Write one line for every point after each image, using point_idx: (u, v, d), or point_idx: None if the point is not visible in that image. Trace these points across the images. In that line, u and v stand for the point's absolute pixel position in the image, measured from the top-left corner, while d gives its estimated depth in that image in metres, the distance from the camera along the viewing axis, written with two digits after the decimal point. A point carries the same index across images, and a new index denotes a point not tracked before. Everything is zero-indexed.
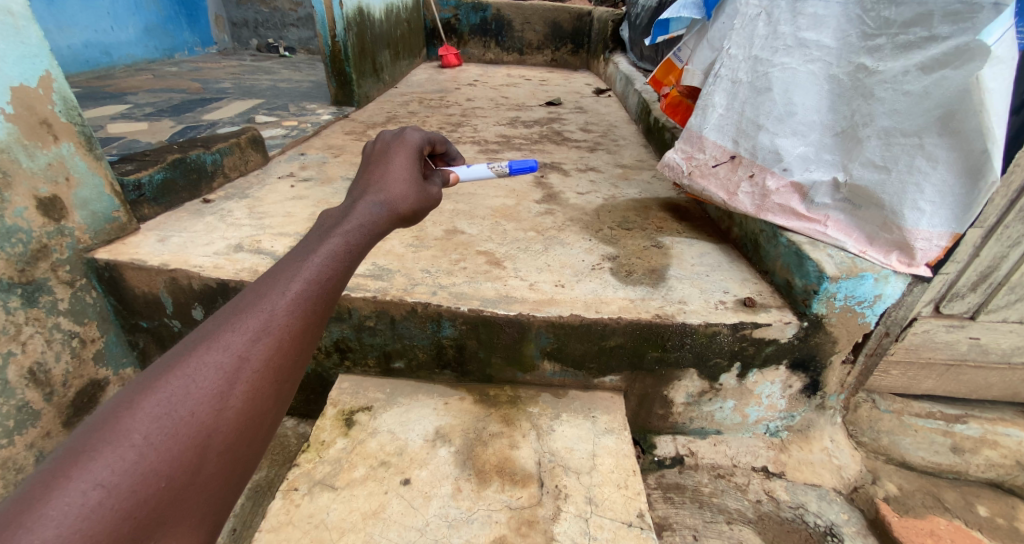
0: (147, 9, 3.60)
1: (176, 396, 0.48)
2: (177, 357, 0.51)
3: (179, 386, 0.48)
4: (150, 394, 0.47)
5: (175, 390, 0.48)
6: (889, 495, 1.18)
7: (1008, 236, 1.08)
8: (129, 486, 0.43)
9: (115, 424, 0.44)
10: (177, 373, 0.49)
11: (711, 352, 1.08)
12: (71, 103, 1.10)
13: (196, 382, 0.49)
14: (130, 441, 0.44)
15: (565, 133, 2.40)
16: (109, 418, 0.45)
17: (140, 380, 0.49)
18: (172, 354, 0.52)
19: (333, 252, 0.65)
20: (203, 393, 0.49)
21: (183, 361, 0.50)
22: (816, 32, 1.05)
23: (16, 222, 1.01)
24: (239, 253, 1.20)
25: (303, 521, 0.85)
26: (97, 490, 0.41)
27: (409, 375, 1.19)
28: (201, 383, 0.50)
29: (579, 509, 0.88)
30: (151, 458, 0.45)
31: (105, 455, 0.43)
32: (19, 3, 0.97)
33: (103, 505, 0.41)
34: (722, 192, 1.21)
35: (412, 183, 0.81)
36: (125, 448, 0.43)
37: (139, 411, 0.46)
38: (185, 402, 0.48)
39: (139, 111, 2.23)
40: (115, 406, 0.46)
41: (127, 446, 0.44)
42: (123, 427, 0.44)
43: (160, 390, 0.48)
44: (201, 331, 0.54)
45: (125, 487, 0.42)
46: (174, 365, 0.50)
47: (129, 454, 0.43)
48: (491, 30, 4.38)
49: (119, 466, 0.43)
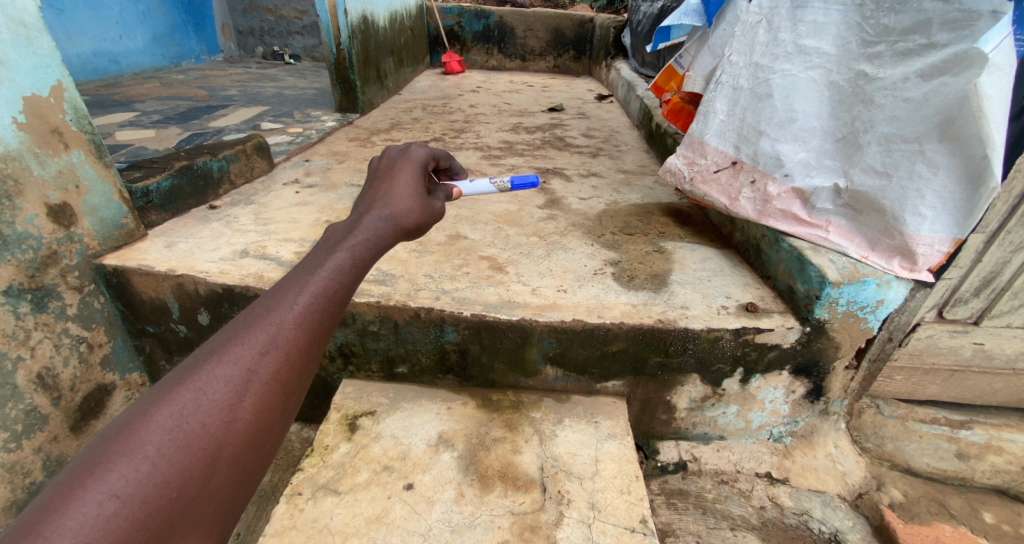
0: (155, 17, 3.65)
1: (188, 408, 0.49)
2: (188, 371, 0.51)
3: (190, 398, 0.49)
4: (163, 406, 0.48)
5: (186, 402, 0.49)
6: (894, 502, 1.18)
7: (1010, 241, 1.08)
8: (143, 496, 0.43)
9: (130, 436, 0.45)
10: (188, 385, 0.50)
11: (713, 357, 1.09)
12: (82, 111, 1.12)
13: (207, 394, 0.50)
14: (143, 453, 0.45)
15: (568, 139, 2.41)
16: (124, 430, 0.46)
17: (152, 393, 0.50)
18: (182, 368, 0.52)
19: (338, 266, 0.66)
20: (213, 406, 0.50)
21: (194, 374, 0.51)
22: (816, 39, 1.06)
23: (27, 229, 1.03)
24: (244, 258, 1.22)
25: (306, 525, 0.86)
26: (112, 501, 0.42)
27: (412, 379, 1.20)
28: (211, 395, 0.51)
29: (582, 515, 0.88)
30: (164, 470, 0.45)
31: (120, 466, 0.44)
32: (32, 14, 0.99)
33: (117, 515, 0.42)
34: (724, 197, 1.21)
35: (416, 199, 0.82)
36: (138, 459, 0.44)
37: (152, 424, 0.47)
38: (196, 415, 0.49)
39: (147, 118, 2.26)
40: (129, 419, 0.47)
41: (140, 458, 0.45)
42: (137, 438, 0.45)
43: (172, 403, 0.48)
44: (211, 344, 0.55)
45: (138, 498, 0.43)
46: (186, 378, 0.51)
47: (142, 465, 0.44)
48: (494, 37, 4.42)
49: (132, 477, 0.43)
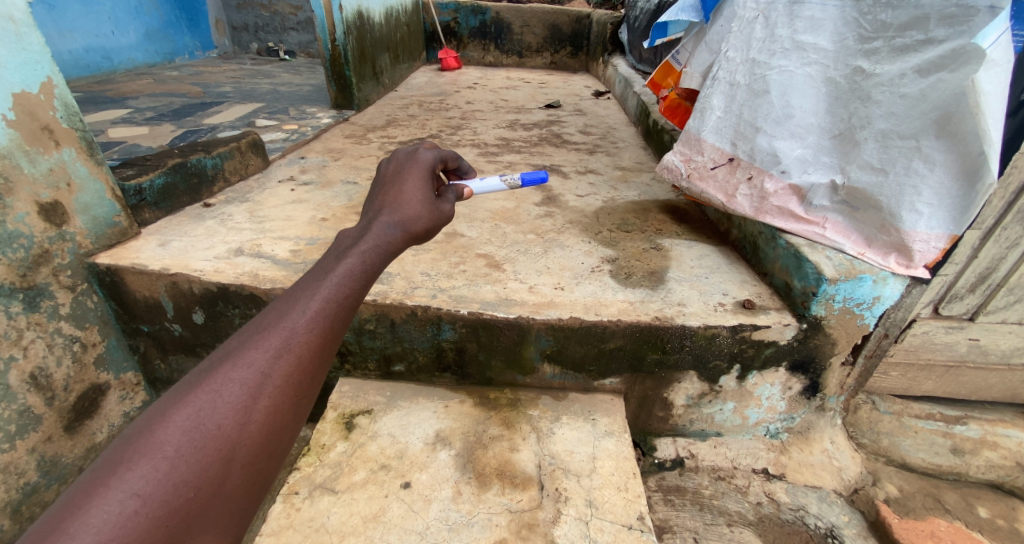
0: (148, 13, 3.61)
1: (204, 410, 0.48)
2: (204, 373, 0.51)
3: (207, 400, 0.49)
4: (181, 408, 0.48)
5: (203, 405, 0.49)
6: (889, 497, 1.19)
7: (1006, 237, 1.09)
8: (162, 495, 0.43)
9: (149, 437, 0.45)
10: (205, 388, 0.50)
11: (710, 354, 1.09)
12: (72, 108, 1.11)
13: (223, 397, 0.50)
14: (162, 453, 0.45)
15: (565, 135, 2.40)
16: (143, 430, 0.46)
17: (169, 395, 0.49)
18: (198, 371, 0.52)
19: (349, 272, 0.65)
20: (229, 408, 0.50)
21: (210, 376, 0.51)
22: (813, 35, 1.05)
23: (17, 227, 1.02)
24: (239, 257, 1.21)
25: (303, 524, 0.86)
26: (133, 500, 0.42)
27: (409, 378, 1.19)
28: (227, 398, 0.50)
29: (580, 512, 0.88)
30: (182, 470, 0.45)
31: (140, 466, 0.43)
32: (21, 9, 0.98)
33: (138, 514, 0.41)
34: (721, 194, 1.21)
35: (424, 203, 0.81)
36: (158, 459, 0.44)
37: (170, 425, 0.46)
38: (213, 416, 0.48)
39: (140, 115, 2.24)
40: (148, 420, 0.47)
41: (159, 458, 0.44)
42: (156, 440, 0.45)
43: (189, 404, 0.48)
44: (226, 348, 0.55)
45: (158, 497, 0.43)
46: (202, 380, 0.50)
47: (161, 465, 0.44)
48: (491, 33, 4.39)
49: (152, 476, 0.43)
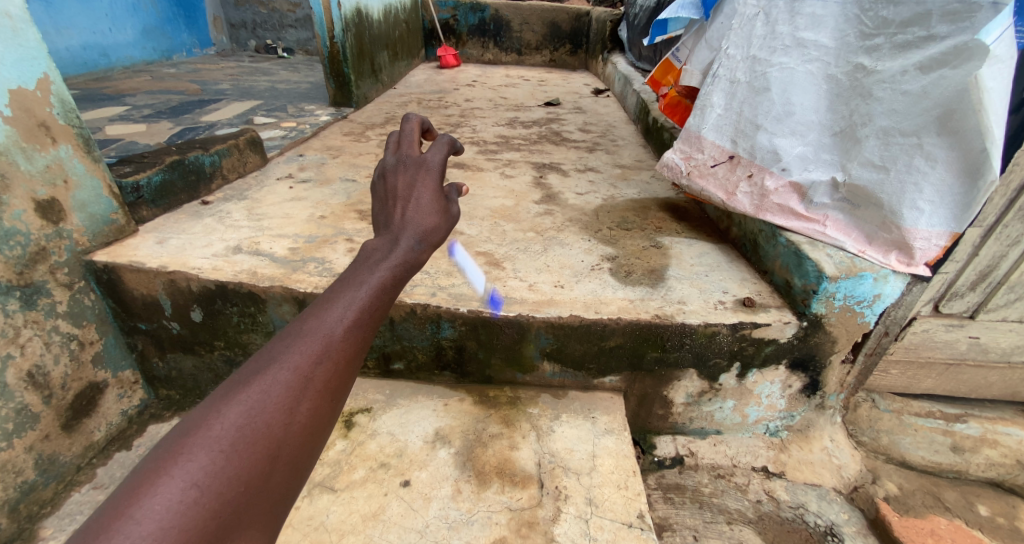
0: (145, 10, 3.60)
1: (253, 409, 0.48)
2: (251, 372, 0.51)
3: (256, 398, 0.49)
4: (232, 404, 0.48)
5: (252, 403, 0.49)
6: (889, 495, 1.19)
7: (1007, 235, 1.08)
8: (218, 487, 0.43)
9: (205, 430, 0.46)
10: (254, 387, 0.50)
11: (710, 352, 1.08)
12: (69, 105, 1.10)
13: (270, 398, 0.49)
14: (218, 447, 0.45)
15: (564, 133, 2.40)
16: (199, 424, 0.46)
17: (221, 391, 0.50)
18: (245, 369, 0.52)
19: (382, 280, 0.63)
20: (275, 407, 0.49)
21: (258, 376, 0.51)
22: (814, 31, 1.05)
23: (14, 225, 1.01)
24: (237, 254, 1.20)
25: (303, 523, 0.85)
26: (193, 490, 0.42)
27: (409, 376, 1.18)
28: (274, 398, 0.50)
29: (580, 510, 0.88)
30: (235, 465, 0.45)
31: (197, 457, 0.44)
32: (17, 5, 0.97)
33: (197, 504, 0.42)
34: (722, 192, 1.20)
35: (441, 213, 0.75)
36: (214, 452, 0.44)
37: (223, 420, 0.47)
38: (262, 415, 0.48)
39: (138, 113, 2.23)
40: (202, 414, 0.47)
41: (215, 451, 0.45)
42: (210, 434, 0.46)
43: (240, 402, 0.48)
44: (269, 349, 0.54)
45: (214, 489, 0.43)
46: (251, 379, 0.50)
47: (218, 458, 0.44)
48: (490, 30, 4.38)
49: (210, 469, 0.44)
